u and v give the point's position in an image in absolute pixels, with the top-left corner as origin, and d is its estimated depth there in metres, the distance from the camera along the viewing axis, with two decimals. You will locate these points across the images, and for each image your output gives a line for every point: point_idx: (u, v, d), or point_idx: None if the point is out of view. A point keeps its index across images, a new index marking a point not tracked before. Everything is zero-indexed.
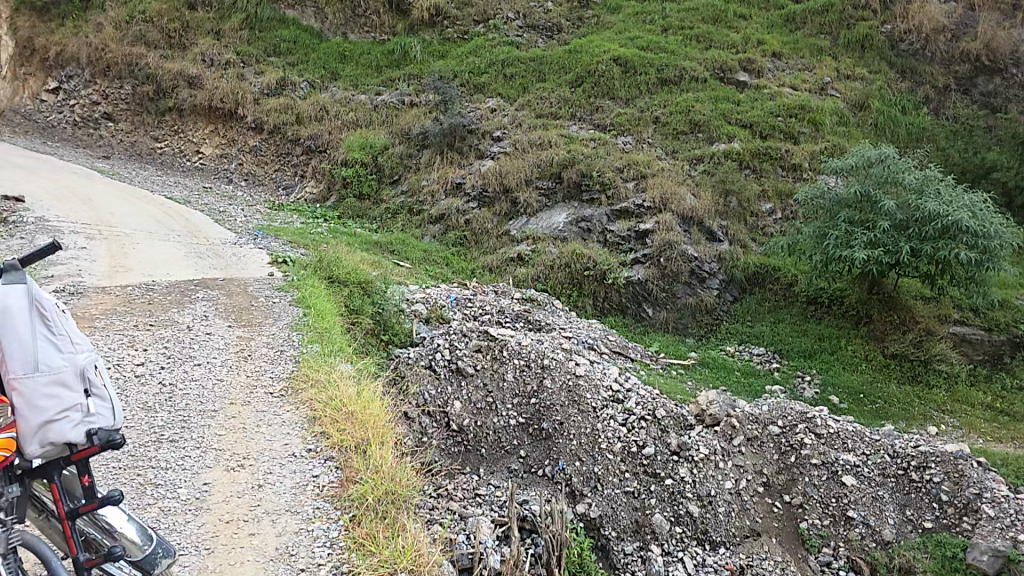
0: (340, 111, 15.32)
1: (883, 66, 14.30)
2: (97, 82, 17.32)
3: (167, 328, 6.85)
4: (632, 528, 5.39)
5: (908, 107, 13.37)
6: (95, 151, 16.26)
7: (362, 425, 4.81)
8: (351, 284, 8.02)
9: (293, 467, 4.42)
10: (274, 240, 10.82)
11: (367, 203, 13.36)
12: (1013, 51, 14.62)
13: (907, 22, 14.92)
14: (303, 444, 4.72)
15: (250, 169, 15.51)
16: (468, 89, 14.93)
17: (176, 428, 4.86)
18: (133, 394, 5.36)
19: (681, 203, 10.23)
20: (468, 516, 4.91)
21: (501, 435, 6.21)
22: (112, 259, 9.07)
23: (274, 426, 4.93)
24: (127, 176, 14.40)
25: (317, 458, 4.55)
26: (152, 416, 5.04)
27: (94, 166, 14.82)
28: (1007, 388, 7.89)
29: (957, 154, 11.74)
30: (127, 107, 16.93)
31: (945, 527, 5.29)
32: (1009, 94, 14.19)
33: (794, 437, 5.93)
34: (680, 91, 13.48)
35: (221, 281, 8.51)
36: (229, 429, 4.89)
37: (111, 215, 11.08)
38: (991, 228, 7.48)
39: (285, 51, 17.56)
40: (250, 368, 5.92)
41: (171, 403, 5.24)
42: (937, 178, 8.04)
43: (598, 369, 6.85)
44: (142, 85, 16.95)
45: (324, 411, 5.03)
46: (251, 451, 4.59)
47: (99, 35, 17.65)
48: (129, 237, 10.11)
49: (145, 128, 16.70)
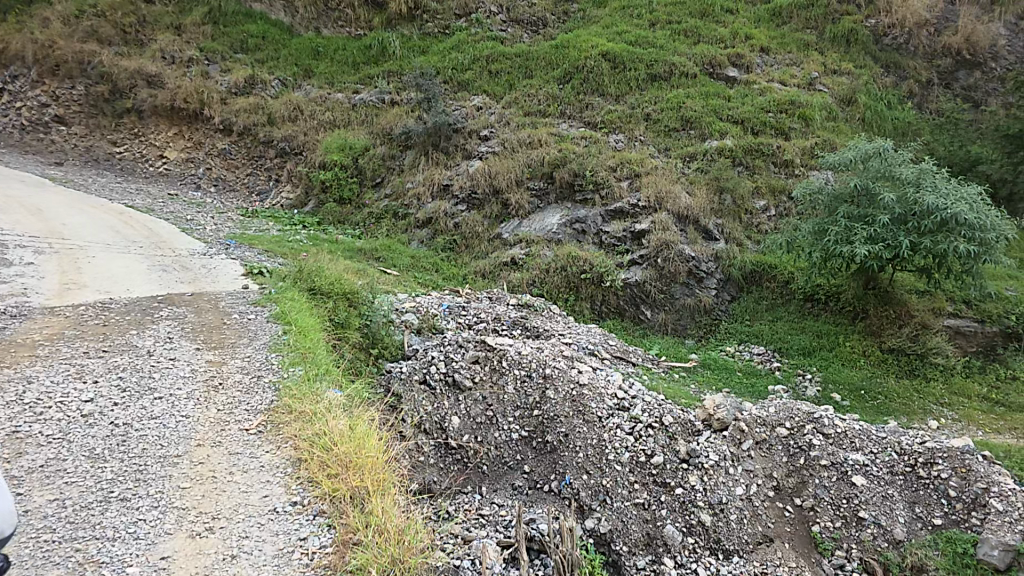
0: (318, 111, 14.76)
1: (868, 60, 14.61)
2: (45, 81, 16.13)
3: (124, 354, 6.39)
4: (643, 541, 5.29)
5: (893, 102, 13.71)
6: (46, 157, 15.03)
7: (357, 470, 4.56)
8: (335, 295, 7.76)
9: (276, 528, 4.13)
10: (247, 250, 10.34)
11: (348, 207, 12.87)
12: (992, 45, 15.11)
13: (891, 16, 15.25)
14: (287, 496, 4.46)
15: (220, 173, 14.75)
16: (451, 87, 14.57)
17: (128, 483, 4.46)
18: (78, 440, 4.92)
19: (676, 202, 10.21)
20: (473, 539, 4.89)
21: (503, 450, 6.07)
22: (64, 276, 8.41)
23: (252, 473, 4.65)
24: (83, 184, 13.49)
25: (306, 514, 4.28)
26: (101, 467, 4.61)
27: (46, 174, 13.84)
28: (1001, 378, 8.07)
29: (944, 148, 12.00)
30: (81, 108, 15.85)
31: (954, 522, 5.29)
32: (989, 87, 14.68)
33: (803, 438, 6.01)
34: (670, 86, 13.44)
35: (189, 296, 8.09)
36: (195, 480, 4.54)
37: (61, 226, 10.32)
38: (988, 220, 7.62)
39: (254, 48, 16.88)
40: (221, 401, 5.60)
41: (124, 450, 4.83)
42: (932, 170, 8.12)
43: (601, 377, 6.79)
44: (96, 85, 15.91)
45: (311, 453, 4.80)
46: (223, 508, 4.25)
47: (46, 31, 16.45)
48: (84, 250, 9.44)
49: (102, 132, 15.65)
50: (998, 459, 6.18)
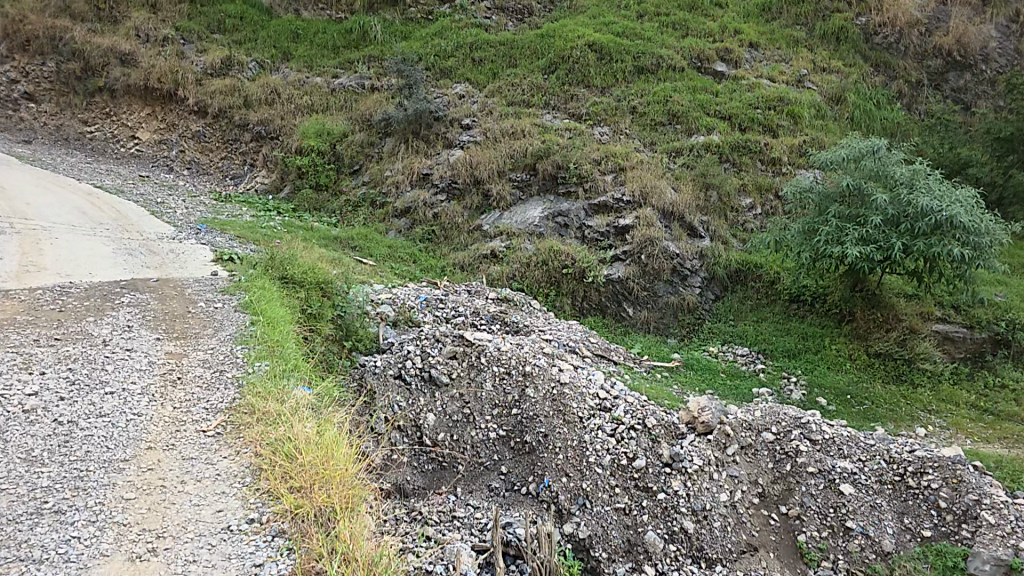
0: (295, 94, 14.13)
1: (858, 59, 14.63)
2: (11, 57, 15.07)
3: (77, 343, 5.82)
4: (624, 548, 5.00)
5: (882, 102, 13.75)
6: (13, 136, 14.10)
7: (323, 484, 4.12)
8: (307, 285, 7.24)
9: (228, 551, 3.63)
10: (219, 235, 9.75)
11: (324, 194, 12.31)
12: (982, 47, 15.28)
13: (881, 15, 15.34)
14: (244, 512, 3.97)
15: (193, 156, 14.00)
16: (434, 73, 14.11)
17: (65, 492, 3.93)
18: (13, 441, 4.36)
19: (661, 198, 10.01)
20: (446, 543, 4.57)
21: (479, 450, 5.71)
22: (22, 256, 7.71)
23: (206, 483, 4.17)
24: (49, 163, 12.63)
25: (262, 535, 3.79)
26: (37, 472, 4.08)
27: (12, 152, 12.97)
28: (989, 386, 8.00)
29: (934, 150, 12.07)
30: (50, 86, 14.87)
31: (944, 535, 5.13)
32: (977, 89, 14.91)
33: (790, 444, 5.78)
34: (657, 80, 13.22)
35: (154, 282, 7.52)
36: (142, 489, 4.05)
37: (23, 205, 9.54)
38: (982, 224, 7.54)
39: (231, 28, 16.15)
40: (177, 398, 5.10)
41: (65, 452, 4.31)
42: (925, 172, 8.04)
43: (584, 376, 6.47)
44: (67, 62, 14.95)
45: (273, 463, 4.33)
46: (170, 526, 3.75)
47: (15, 5, 15.46)
48: (46, 230, 8.71)
49: (72, 111, 14.71)
50: (990, 471, 6.08)
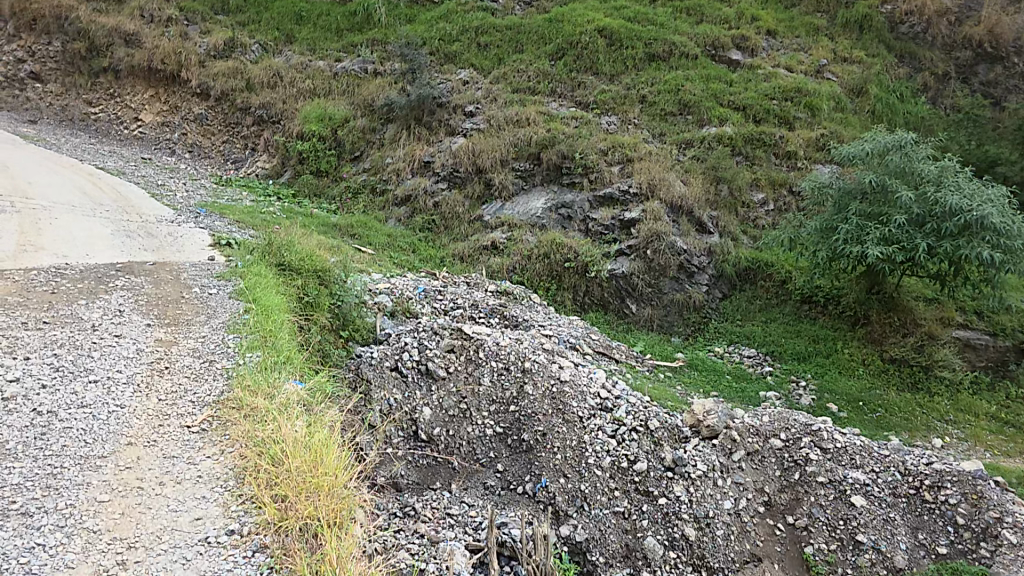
0: (297, 78, 13.81)
1: (882, 49, 14.14)
2: (20, 36, 14.91)
3: (65, 328, 5.64)
4: (621, 553, 4.85)
5: (906, 96, 13.29)
6: (19, 116, 13.95)
7: (308, 495, 3.92)
8: (305, 272, 6.94)
9: (204, 567, 3.45)
10: (218, 219, 9.53)
11: (324, 180, 12.08)
12: (1015, 38, 14.67)
13: (908, 4, 14.81)
14: (224, 522, 3.78)
15: (194, 139, 13.75)
16: (438, 58, 13.76)
17: (36, 492, 3.78)
18: None
19: (670, 190, 9.68)
20: (440, 541, 4.42)
21: (475, 446, 5.56)
22: (20, 236, 7.53)
23: (186, 486, 4.01)
24: (53, 143, 12.45)
25: (243, 550, 3.60)
26: (11, 468, 3.94)
27: (17, 131, 12.80)
28: (1011, 397, 7.74)
29: (960, 147, 11.65)
30: (56, 66, 14.63)
31: (960, 552, 4.97)
32: (1010, 84, 14.32)
33: (799, 452, 5.55)
34: (669, 67, 12.81)
35: (149, 266, 7.33)
36: (116, 491, 3.88)
37: (24, 183, 9.36)
38: (1014, 227, 7.25)
39: (236, 9, 15.82)
40: (164, 390, 4.93)
41: (41, 446, 4.16)
42: (954, 170, 7.75)
43: (585, 374, 6.23)
44: (72, 42, 14.67)
45: (257, 469, 4.14)
46: (143, 535, 3.58)
47: None
48: (45, 209, 8.52)
49: (76, 91, 14.47)
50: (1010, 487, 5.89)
